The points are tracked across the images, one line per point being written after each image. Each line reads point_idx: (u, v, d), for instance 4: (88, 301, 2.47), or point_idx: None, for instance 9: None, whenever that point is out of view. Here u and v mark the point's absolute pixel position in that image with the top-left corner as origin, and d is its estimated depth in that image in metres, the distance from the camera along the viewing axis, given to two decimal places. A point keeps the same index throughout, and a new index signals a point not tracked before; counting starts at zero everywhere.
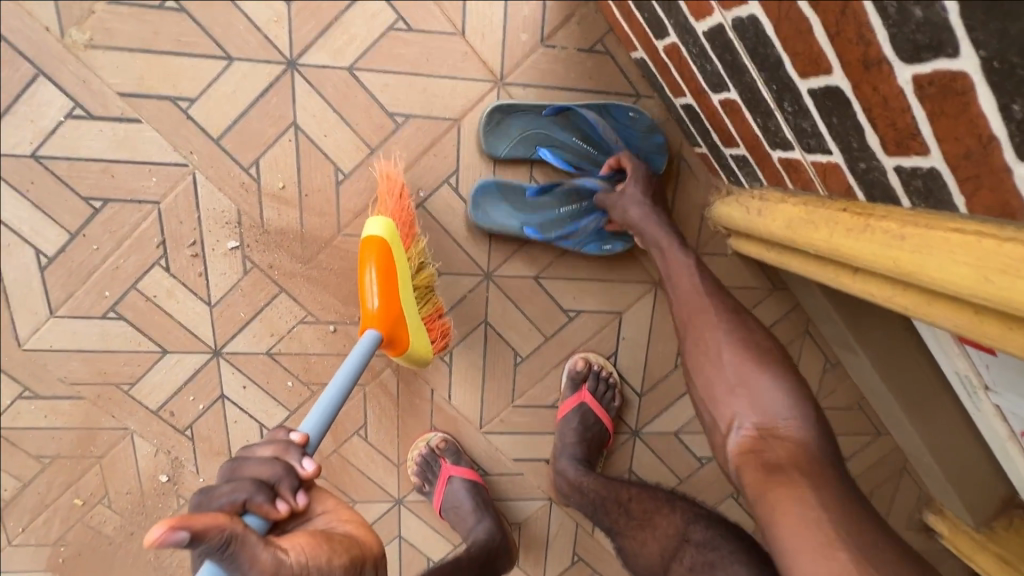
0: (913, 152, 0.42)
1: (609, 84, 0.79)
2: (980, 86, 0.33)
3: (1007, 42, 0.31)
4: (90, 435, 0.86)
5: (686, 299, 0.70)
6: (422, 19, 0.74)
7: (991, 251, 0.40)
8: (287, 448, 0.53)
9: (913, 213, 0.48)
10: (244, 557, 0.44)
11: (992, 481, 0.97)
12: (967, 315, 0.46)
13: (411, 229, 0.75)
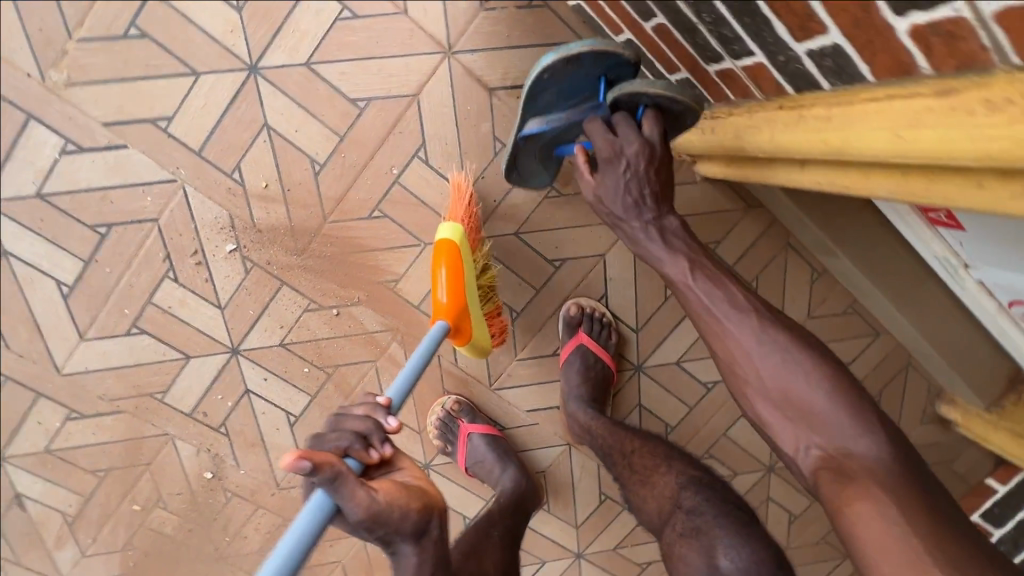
0: (815, 33, 0.45)
1: (553, 35, 0.82)
2: None
3: None
4: (136, 445, 0.94)
5: (707, 318, 0.63)
6: (365, 5, 0.78)
7: (900, 109, 0.43)
8: (376, 408, 0.62)
9: (835, 94, 0.51)
10: (347, 492, 0.53)
11: (994, 360, 0.99)
12: (898, 179, 0.49)
13: (477, 233, 0.84)
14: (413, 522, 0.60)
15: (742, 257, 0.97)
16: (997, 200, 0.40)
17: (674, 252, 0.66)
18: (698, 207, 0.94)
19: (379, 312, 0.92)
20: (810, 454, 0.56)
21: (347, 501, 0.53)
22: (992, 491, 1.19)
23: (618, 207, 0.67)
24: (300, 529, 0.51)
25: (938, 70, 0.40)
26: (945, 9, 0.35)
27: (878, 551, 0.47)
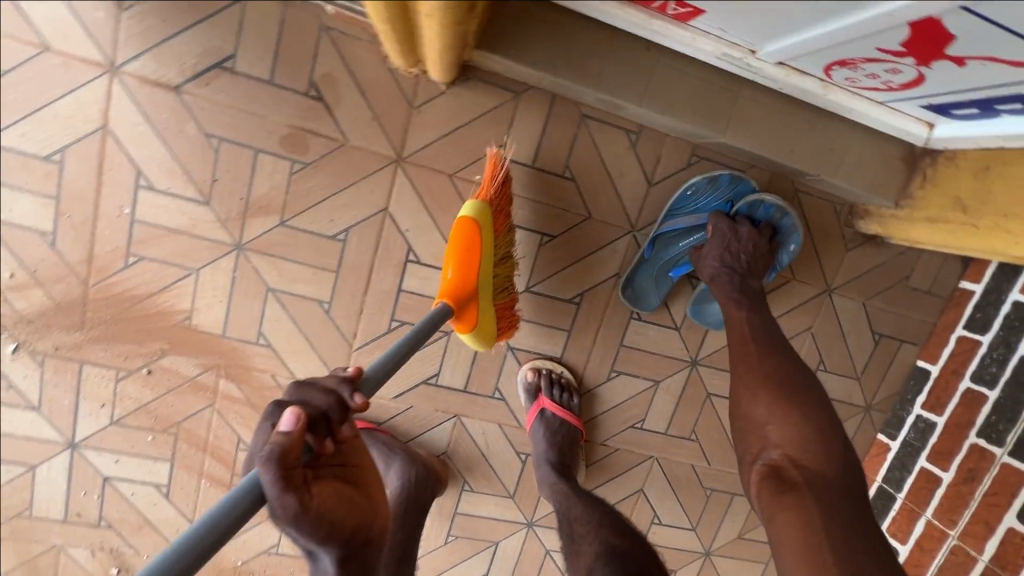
0: None
1: (208, 5, 0.74)
2: None
3: None
4: (33, 566, 0.93)
5: (733, 338, 0.74)
6: (7, 57, 0.73)
7: None
8: (343, 383, 0.54)
9: None
10: (289, 482, 0.45)
11: (874, 148, 0.82)
12: None
13: (505, 216, 0.81)
14: (351, 538, 0.51)
15: (539, 150, 0.85)
16: None
17: (730, 287, 0.80)
18: (461, 117, 0.82)
19: (189, 355, 0.87)
20: (763, 464, 0.62)
21: (278, 496, 0.45)
22: (968, 295, 0.99)
23: (718, 287, 0.81)
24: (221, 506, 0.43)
25: None
26: None
27: (787, 531, 0.56)
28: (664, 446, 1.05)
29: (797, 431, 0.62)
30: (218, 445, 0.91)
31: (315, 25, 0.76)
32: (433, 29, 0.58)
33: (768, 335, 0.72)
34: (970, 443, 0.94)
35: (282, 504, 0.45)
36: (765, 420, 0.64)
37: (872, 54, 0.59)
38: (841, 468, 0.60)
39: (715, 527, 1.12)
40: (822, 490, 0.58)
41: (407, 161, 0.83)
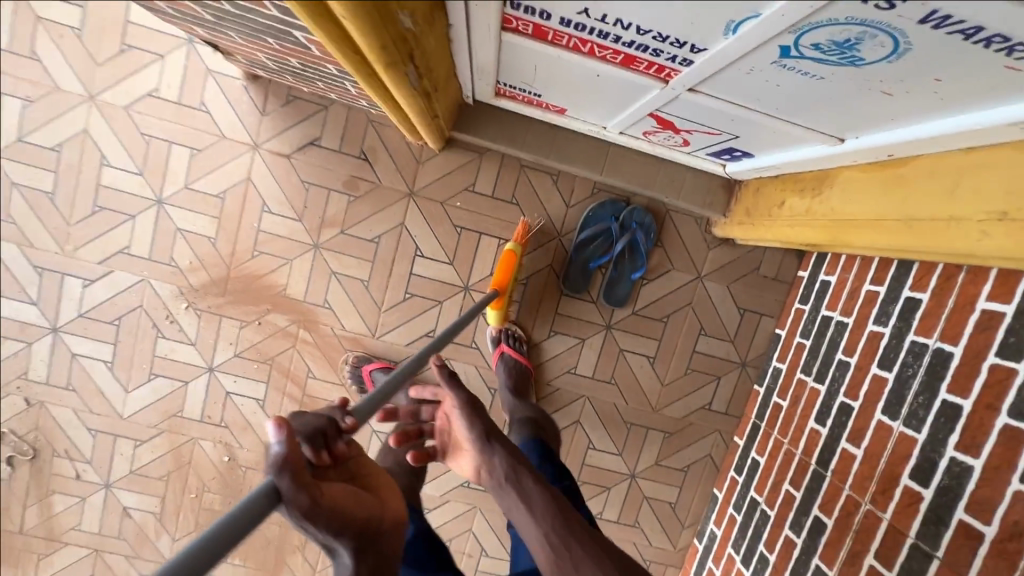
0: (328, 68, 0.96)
1: (309, 110, 1.34)
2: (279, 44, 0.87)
3: (257, 29, 0.82)
4: (179, 451, 1.47)
5: (524, 503, 0.75)
6: (202, 141, 1.34)
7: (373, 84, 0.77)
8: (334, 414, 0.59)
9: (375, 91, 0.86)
10: (301, 481, 0.49)
11: (702, 179, 1.31)
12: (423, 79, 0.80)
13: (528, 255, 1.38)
14: (362, 536, 0.56)
15: (495, 186, 1.39)
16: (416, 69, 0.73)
17: (505, 465, 0.77)
18: (448, 168, 1.38)
19: (283, 313, 1.42)
20: None
21: (286, 496, 0.48)
22: (801, 279, 1.43)
23: (505, 466, 0.77)
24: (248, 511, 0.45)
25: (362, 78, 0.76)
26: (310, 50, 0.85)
27: None
28: (594, 388, 1.49)
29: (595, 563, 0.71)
30: (296, 373, 1.44)
31: (366, 119, 1.35)
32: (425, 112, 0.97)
33: (546, 495, 0.76)
34: (797, 378, 1.34)
35: (295, 504, 0.48)
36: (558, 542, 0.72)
37: (656, 129, 1.09)
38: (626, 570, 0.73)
39: (636, 454, 1.53)
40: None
41: (416, 194, 1.38)
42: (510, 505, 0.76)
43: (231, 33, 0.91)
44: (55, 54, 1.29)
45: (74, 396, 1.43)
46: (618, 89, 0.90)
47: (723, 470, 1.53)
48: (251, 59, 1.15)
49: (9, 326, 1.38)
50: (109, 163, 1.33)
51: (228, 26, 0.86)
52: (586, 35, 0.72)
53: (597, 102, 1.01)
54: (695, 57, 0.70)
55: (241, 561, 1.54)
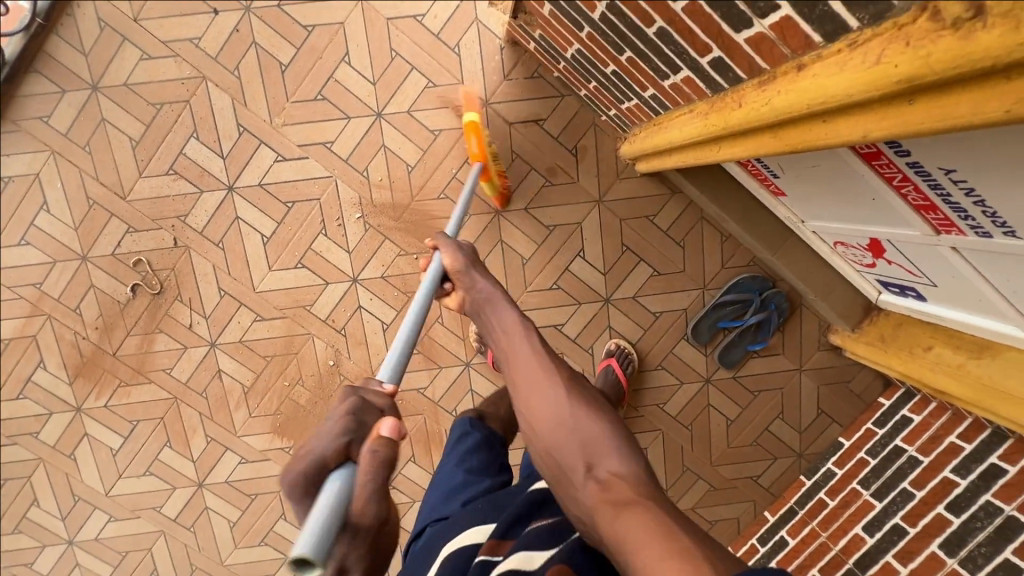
0: (644, 90, 1.04)
1: (546, 93, 1.42)
2: (633, 62, 0.96)
3: (633, 49, 0.91)
4: (292, 339, 1.52)
5: (508, 334, 0.87)
6: (442, 78, 1.40)
7: (731, 116, 0.78)
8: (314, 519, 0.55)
9: (710, 116, 0.86)
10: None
11: (850, 293, 1.46)
12: (753, 148, 0.80)
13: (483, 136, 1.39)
14: None
15: (671, 225, 1.50)
16: (781, 150, 0.74)
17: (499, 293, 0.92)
18: (639, 193, 1.49)
19: None
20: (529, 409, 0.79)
21: (360, 516, 0.53)
22: (880, 405, 1.60)
23: (488, 297, 0.92)
24: (324, 517, 0.50)
25: (734, 103, 0.78)
26: (666, 82, 0.94)
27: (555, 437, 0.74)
28: (671, 427, 1.63)
29: (552, 384, 0.79)
30: (428, 314, 1.52)
31: (591, 123, 1.44)
32: (705, 157, 0.98)
33: (524, 332, 0.87)
34: (851, 486, 1.49)
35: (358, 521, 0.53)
36: (530, 363, 0.83)
37: (857, 246, 1.22)
38: (574, 387, 0.79)
39: (678, 495, 1.68)
40: (566, 412, 0.75)
41: (603, 204, 1.48)
42: (493, 327, 0.90)
43: (583, 29, 1.00)
44: None
45: (219, 254, 1.46)
46: (877, 214, 1.02)
47: (743, 535, 1.69)
48: (540, 37, 1.23)
49: (190, 167, 1.41)
50: (350, 63, 1.38)
51: (597, 29, 0.95)
52: (919, 179, 0.84)
53: (836, 208, 1.13)
54: (998, 235, 0.83)
55: None
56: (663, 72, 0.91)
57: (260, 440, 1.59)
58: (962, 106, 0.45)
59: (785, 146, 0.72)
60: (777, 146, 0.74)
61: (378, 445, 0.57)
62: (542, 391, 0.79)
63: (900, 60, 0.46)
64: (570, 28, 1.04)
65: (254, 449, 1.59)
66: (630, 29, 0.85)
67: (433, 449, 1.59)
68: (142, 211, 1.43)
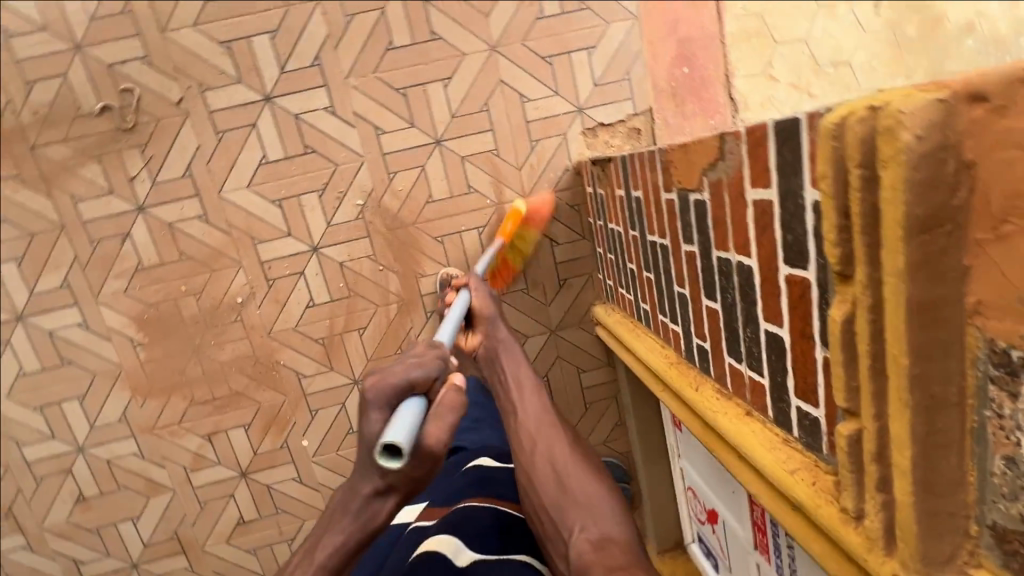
0: (643, 301, 1.19)
1: (573, 226, 1.55)
2: (652, 283, 1.10)
3: (657, 279, 1.05)
4: (218, 256, 1.46)
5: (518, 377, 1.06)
6: (507, 154, 1.48)
7: (690, 389, 0.93)
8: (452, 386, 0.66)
9: (679, 368, 1.01)
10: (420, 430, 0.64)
11: (672, 527, 1.68)
12: (673, 402, 1.01)
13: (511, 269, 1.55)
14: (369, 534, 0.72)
15: (590, 386, 1.66)
16: (701, 434, 0.90)
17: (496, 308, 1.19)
18: (585, 347, 1.63)
19: (400, 282, 1.52)
20: (535, 477, 0.89)
21: (429, 442, 0.61)
22: None
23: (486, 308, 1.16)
24: (408, 419, 0.61)
25: (699, 381, 0.92)
26: (662, 316, 1.08)
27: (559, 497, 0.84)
28: None
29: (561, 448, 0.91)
30: (354, 320, 1.53)
31: (588, 272, 1.58)
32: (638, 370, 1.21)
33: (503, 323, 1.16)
34: None
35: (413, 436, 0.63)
36: (536, 422, 0.97)
37: (700, 505, 1.42)
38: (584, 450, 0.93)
39: None
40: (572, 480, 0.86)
41: (554, 335, 1.60)
42: (517, 391, 1.03)
43: (634, 230, 1.13)
44: (512, 8, 1.42)
45: (211, 141, 1.40)
46: (729, 504, 1.22)
47: None
48: (599, 193, 1.37)
49: (245, 55, 1.37)
50: (446, 86, 1.43)
51: (644, 243, 1.09)
52: (766, 513, 1.03)
53: (707, 474, 1.32)
54: None
55: (142, 359, 1.50)
56: (665, 311, 1.05)
57: (116, 318, 1.47)
58: (816, 545, 0.60)
59: (700, 427, 0.91)
60: (703, 429, 0.90)
61: (453, 390, 0.65)
62: (550, 445, 0.92)
63: (802, 486, 0.62)
64: (625, 216, 1.18)
65: (103, 323, 1.47)
66: (666, 271, 0.99)
67: (269, 429, 1.58)
68: (170, 54, 1.35)
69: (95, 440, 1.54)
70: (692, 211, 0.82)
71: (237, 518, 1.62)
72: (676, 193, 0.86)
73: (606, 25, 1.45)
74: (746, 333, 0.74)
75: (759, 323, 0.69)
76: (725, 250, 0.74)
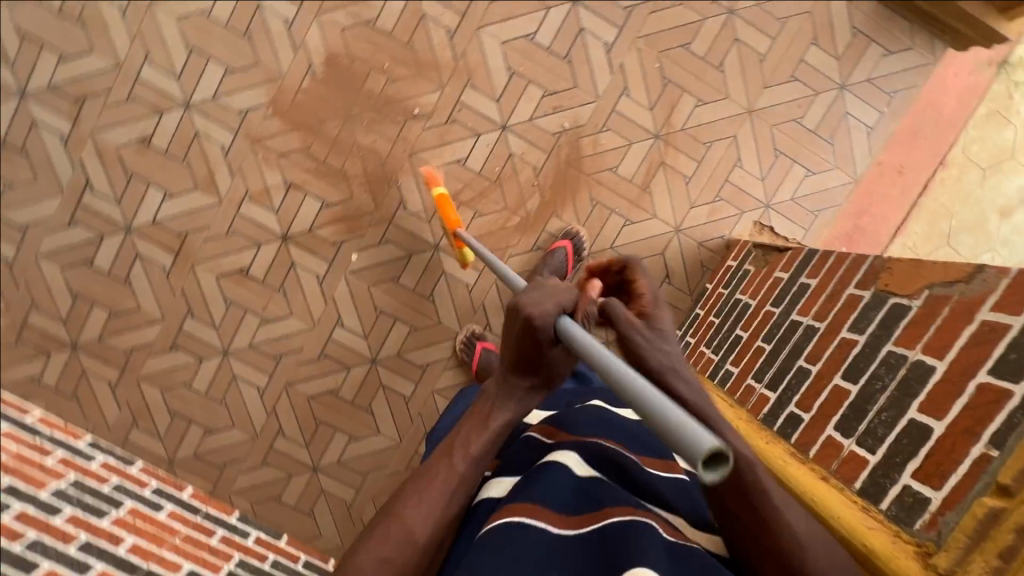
0: (732, 364, 1.27)
1: (692, 280, 1.64)
2: (762, 352, 1.19)
3: (776, 350, 1.14)
4: (433, 67, 1.52)
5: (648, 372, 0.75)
6: (693, 189, 1.60)
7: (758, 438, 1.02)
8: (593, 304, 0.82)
9: (746, 421, 1.09)
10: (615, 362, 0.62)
11: None
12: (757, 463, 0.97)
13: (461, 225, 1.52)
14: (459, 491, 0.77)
15: None
16: None
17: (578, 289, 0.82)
18: None
19: (538, 206, 1.59)
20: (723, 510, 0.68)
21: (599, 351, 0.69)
22: None
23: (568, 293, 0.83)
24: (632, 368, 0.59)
25: (769, 437, 1.01)
26: (752, 380, 1.17)
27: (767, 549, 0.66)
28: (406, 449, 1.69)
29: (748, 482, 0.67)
30: (480, 202, 1.58)
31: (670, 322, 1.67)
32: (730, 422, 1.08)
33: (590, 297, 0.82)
34: None
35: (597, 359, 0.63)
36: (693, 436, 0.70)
37: None
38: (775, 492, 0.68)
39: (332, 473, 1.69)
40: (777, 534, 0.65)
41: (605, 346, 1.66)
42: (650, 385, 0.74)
43: (776, 307, 1.23)
44: (787, 97, 1.57)
45: None
46: None
47: (305, 545, 1.70)
48: (744, 269, 1.47)
49: None
50: (695, 106, 1.56)
51: (781, 320, 1.18)
52: None
53: None
54: None
55: (302, 85, 1.52)
56: (761, 377, 1.14)
57: (317, 41, 1.51)
58: None
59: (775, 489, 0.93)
60: None
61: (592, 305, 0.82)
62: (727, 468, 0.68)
63: (881, 540, 0.71)
64: (768, 294, 1.29)
65: (304, 35, 1.50)
66: (797, 347, 1.08)
67: (339, 223, 1.57)
68: None
69: (203, 109, 1.52)
70: (884, 310, 0.93)
71: (244, 266, 1.58)
72: (872, 292, 0.97)
73: (834, 166, 1.62)
74: (876, 416, 0.83)
75: (906, 410, 0.78)
76: (906, 348, 0.84)
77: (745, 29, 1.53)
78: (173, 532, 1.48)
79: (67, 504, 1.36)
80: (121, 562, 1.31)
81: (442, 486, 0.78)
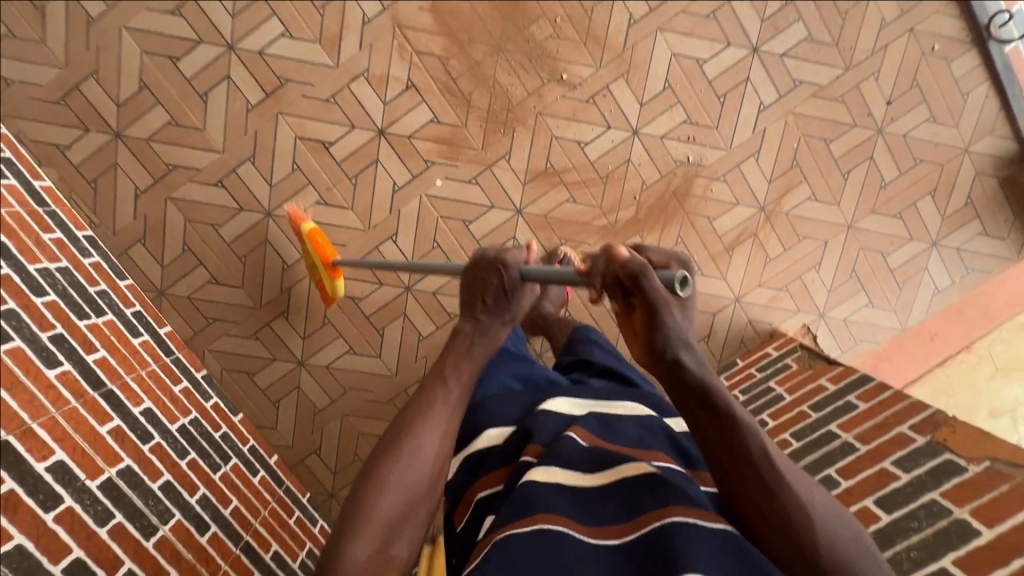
0: None
1: (727, 349, 1.67)
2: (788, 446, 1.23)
3: (804, 450, 1.19)
4: (599, 44, 1.48)
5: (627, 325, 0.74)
6: (768, 270, 1.64)
7: None
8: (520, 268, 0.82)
9: None
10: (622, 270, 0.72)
11: None
12: None
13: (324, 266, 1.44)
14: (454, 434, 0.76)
15: None
16: None
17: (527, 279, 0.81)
18: None
19: (628, 219, 1.58)
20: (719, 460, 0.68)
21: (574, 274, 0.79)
22: None
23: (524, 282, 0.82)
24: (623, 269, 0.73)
25: None
26: None
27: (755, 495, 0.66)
28: (397, 384, 1.65)
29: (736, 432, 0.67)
30: (578, 189, 1.56)
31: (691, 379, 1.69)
32: None
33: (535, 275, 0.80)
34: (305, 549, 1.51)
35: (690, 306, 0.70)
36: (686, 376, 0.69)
37: None
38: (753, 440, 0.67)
39: (316, 374, 1.63)
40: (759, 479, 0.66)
41: None
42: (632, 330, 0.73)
43: (812, 410, 1.28)
44: (885, 230, 1.63)
45: (701, 10, 1.49)
46: None
47: (257, 430, 1.64)
48: (783, 364, 1.53)
49: (783, 20, 1.51)
50: (807, 198, 1.60)
51: (816, 425, 1.23)
52: None
53: None
54: None
55: None
56: None
57: None
58: None
59: None
60: None
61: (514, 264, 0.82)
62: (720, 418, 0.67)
63: None
64: (807, 396, 1.34)
65: None
66: (828, 456, 1.13)
67: (440, 144, 1.51)
68: None
69: None
70: (935, 460, 0.98)
71: (327, 139, 1.49)
72: (926, 439, 1.02)
73: (893, 309, 1.69)
74: (904, 550, 0.88)
75: (940, 557, 0.84)
76: (953, 504, 0.89)
77: (881, 154, 1.58)
78: (142, 363, 1.38)
79: (51, 288, 1.22)
80: (86, 371, 1.20)
81: (441, 402, 0.76)
